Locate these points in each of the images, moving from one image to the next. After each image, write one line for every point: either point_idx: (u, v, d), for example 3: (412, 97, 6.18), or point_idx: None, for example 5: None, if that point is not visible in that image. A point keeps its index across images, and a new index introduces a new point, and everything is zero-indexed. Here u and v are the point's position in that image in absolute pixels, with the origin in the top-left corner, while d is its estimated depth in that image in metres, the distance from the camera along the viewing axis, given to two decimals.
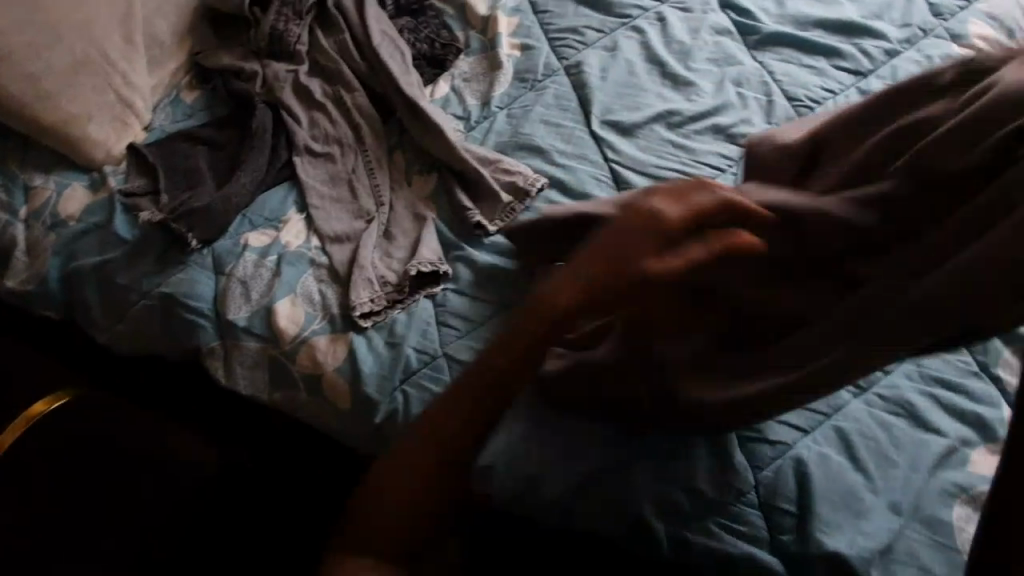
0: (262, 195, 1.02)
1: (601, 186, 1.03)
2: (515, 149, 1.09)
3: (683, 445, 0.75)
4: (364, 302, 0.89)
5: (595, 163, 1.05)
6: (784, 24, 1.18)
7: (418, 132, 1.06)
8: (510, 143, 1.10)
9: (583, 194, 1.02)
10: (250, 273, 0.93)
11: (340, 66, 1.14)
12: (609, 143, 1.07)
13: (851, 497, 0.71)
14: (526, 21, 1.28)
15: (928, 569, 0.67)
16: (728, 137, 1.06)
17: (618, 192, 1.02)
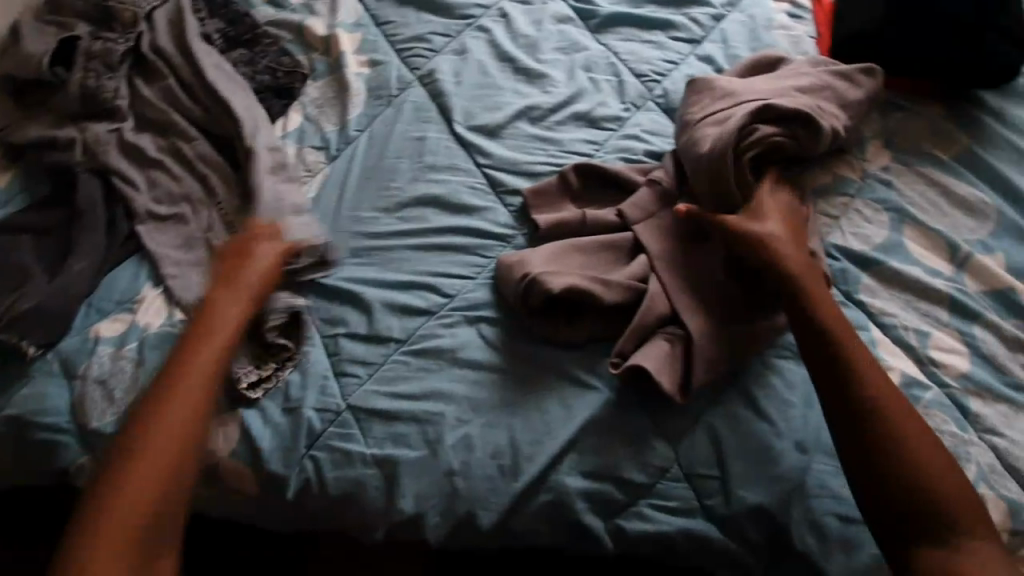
0: (105, 275, 0.92)
1: (478, 194, 1.01)
2: (384, 171, 1.05)
3: (602, 438, 0.78)
4: (248, 369, 0.84)
5: (468, 172, 1.04)
6: (619, 5, 1.22)
7: (280, 179, 1.01)
8: (377, 166, 1.06)
9: (461, 205, 1.00)
10: (108, 369, 0.84)
11: (172, 116, 1.04)
12: (477, 148, 1.06)
13: (762, 448, 0.76)
14: (369, 35, 1.24)
15: (840, 496, 0.73)
16: (591, 122, 1.09)
17: (497, 196, 1.01)
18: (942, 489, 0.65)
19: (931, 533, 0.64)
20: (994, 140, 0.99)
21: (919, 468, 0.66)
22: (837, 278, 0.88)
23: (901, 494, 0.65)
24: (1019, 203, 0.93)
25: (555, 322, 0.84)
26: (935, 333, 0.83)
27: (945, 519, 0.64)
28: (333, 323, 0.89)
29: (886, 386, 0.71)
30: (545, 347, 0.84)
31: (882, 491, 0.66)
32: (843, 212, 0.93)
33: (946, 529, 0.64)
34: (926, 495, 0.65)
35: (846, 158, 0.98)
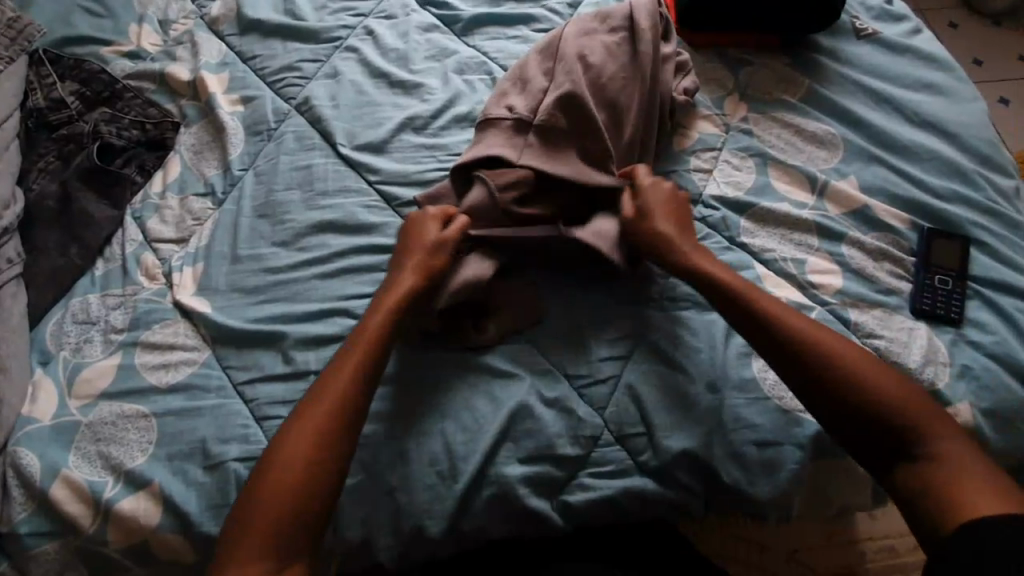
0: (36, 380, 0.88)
1: (373, 211, 1.01)
2: (277, 206, 1.03)
3: (532, 420, 0.80)
4: (141, 444, 0.83)
5: (361, 191, 1.04)
6: (480, 5, 1.25)
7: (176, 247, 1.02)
8: (268, 203, 1.03)
9: (358, 225, 0.99)
10: (13, 474, 0.82)
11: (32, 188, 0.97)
12: (366, 166, 1.06)
13: (678, 396, 0.81)
14: (237, 72, 1.21)
15: (755, 424, 0.79)
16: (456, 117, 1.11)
17: (393, 211, 1.02)
18: (909, 408, 0.70)
19: (901, 450, 0.69)
20: (833, 77, 1.09)
21: (893, 399, 0.71)
22: (719, 227, 0.94)
23: (894, 427, 0.70)
24: (862, 128, 1.03)
25: (467, 324, 0.86)
26: (811, 258, 0.91)
27: (918, 447, 0.68)
28: (245, 369, 0.88)
29: (908, 394, 0.71)
30: (465, 349, 0.85)
31: (852, 421, 0.71)
32: (714, 164, 1.00)
33: (916, 441, 0.69)
34: (892, 429, 0.70)
35: (710, 116, 1.05)
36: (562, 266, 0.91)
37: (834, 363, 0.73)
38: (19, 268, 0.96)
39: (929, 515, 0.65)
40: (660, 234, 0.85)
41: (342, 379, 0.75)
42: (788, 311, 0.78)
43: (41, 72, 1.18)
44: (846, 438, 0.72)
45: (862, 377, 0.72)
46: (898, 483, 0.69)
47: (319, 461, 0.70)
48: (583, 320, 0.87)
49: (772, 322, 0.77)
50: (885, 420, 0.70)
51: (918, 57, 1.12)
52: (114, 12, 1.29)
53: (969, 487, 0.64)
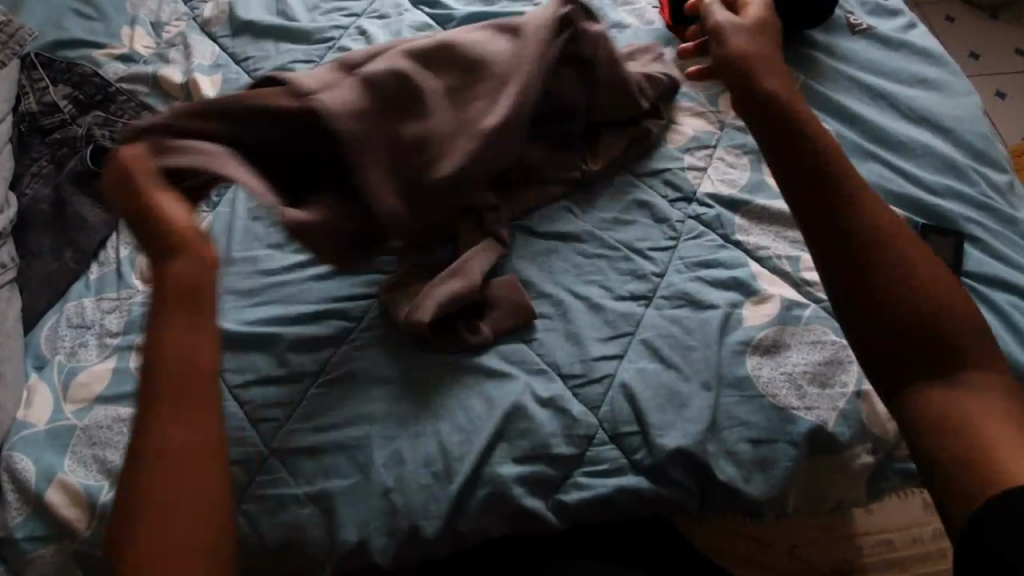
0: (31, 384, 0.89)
1: None
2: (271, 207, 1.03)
3: (525, 418, 0.80)
4: None
5: None
6: (473, 5, 1.25)
7: None
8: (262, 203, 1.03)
9: None
10: (9, 479, 0.82)
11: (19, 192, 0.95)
12: None
13: (672, 394, 0.81)
14: (230, 74, 1.20)
15: (749, 422, 0.79)
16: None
17: None
18: (963, 318, 0.64)
19: (934, 373, 0.62)
20: (827, 73, 1.09)
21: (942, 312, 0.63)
22: (713, 224, 0.94)
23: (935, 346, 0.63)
24: (855, 124, 1.03)
25: (461, 322, 0.86)
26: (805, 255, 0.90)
27: (949, 370, 0.62)
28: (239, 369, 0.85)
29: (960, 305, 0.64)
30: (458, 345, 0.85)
31: (901, 328, 0.63)
32: (708, 162, 1.00)
33: (958, 364, 0.62)
34: (942, 342, 0.62)
35: (703, 113, 1.05)
36: (556, 264, 0.91)
37: (898, 258, 0.64)
38: (13, 272, 0.96)
39: (949, 484, 0.58)
40: (753, 64, 0.76)
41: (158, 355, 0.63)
42: (876, 206, 0.67)
43: (34, 76, 1.18)
44: (889, 345, 0.63)
45: (926, 280, 0.64)
46: (909, 406, 0.62)
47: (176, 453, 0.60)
48: (577, 319, 0.87)
49: (836, 211, 0.67)
50: (936, 333, 0.63)
51: (912, 52, 1.12)
52: (107, 15, 1.29)
53: (1002, 447, 0.57)
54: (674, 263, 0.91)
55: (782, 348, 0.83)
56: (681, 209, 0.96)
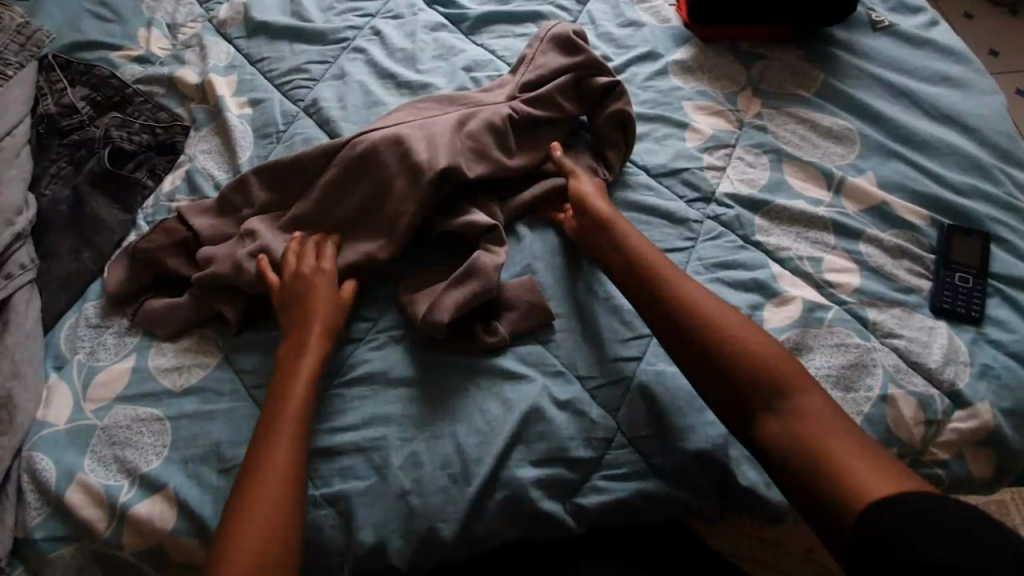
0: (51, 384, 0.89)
1: None
2: None
3: (543, 421, 0.80)
4: (155, 447, 0.84)
5: None
6: (487, 4, 1.24)
7: None
8: None
9: None
10: (29, 478, 0.82)
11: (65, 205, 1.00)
12: None
13: (693, 397, 0.80)
14: (245, 75, 1.21)
15: None
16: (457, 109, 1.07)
17: None
18: (770, 362, 0.71)
19: (774, 412, 0.68)
20: (847, 71, 1.07)
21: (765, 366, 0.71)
22: (733, 225, 0.93)
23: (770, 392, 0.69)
24: (877, 122, 1.01)
25: (474, 325, 0.85)
26: (827, 256, 0.89)
27: (789, 412, 0.68)
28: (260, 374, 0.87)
29: (768, 350, 0.72)
30: (469, 344, 0.84)
31: (722, 385, 0.72)
32: (727, 162, 0.99)
33: (780, 399, 0.69)
34: (764, 390, 0.70)
35: (721, 113, 1.04)
36: (574, 265, 0.90)
37: (697, 328, 0.75)
38: (32, 273, 0.96)
39: (825, 497, 0.61)
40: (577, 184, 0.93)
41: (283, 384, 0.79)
42: (678, 285, 0.79)
43: (52, 78, 1.19)
44: (727, 399, 0.72)
45: (728, 337, 0.73)
46: (769, 447, 0.67)
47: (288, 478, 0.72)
48: (595, 320, 0.86)
49: (654, 297, 0.79)
50: (746, 384, 0.70)
51: (935, 49, 1.09)
52: (124, 17, 1.29)
53: (843, 455, 0.62)
54: (694, 264, 0.90)
55: (804, 351, 0.82)
56: (700, 209, 0.95)
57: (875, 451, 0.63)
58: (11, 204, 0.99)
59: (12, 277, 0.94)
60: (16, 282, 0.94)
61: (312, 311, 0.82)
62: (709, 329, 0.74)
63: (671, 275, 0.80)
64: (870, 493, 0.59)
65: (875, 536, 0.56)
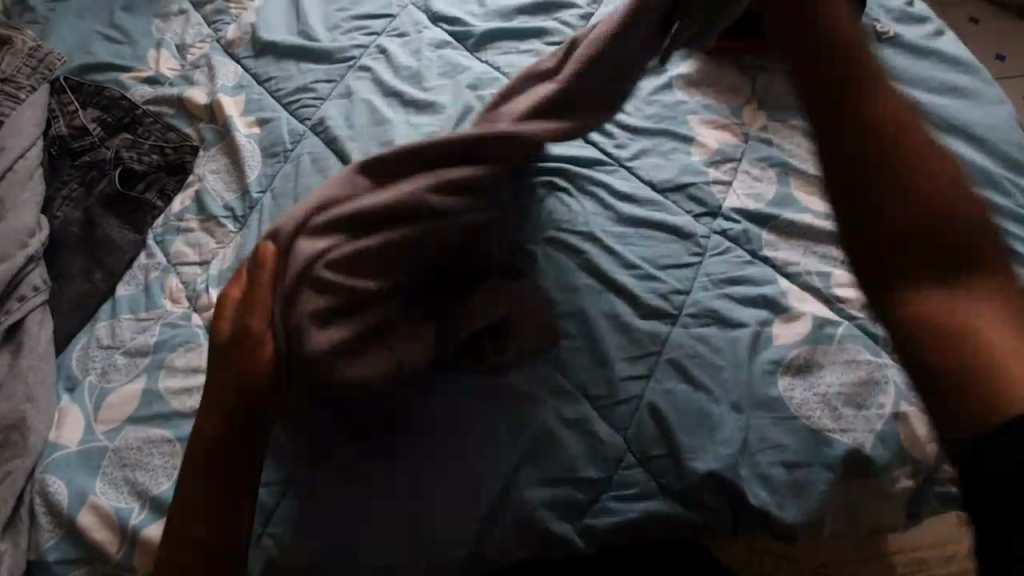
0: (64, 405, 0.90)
1: None
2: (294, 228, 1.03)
3: (552, 440, 0.80)
4: (167, 468, 0.84)
5: None
6: (492, 21, 1.25)
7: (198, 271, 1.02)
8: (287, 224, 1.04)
9: None
10: (42, 500, 0.83)
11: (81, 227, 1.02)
12: None
13: (702, 416, 0.79)
14: (253, 94, 1.22)
15: (781, 444, 0.77)
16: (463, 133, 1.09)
17: None
18: (952, 215, 0.59)
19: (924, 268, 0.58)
20: None
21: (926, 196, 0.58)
22: (740, 240, 0.93)
23: (925, 243, 0.58)
24: None
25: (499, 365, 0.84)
26: (836, 271, 0.89)
27: (949, 288, 0.56)
28: None
29: (960, 202, 0.59)
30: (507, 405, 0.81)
31: (887, 222, 0.59)
32: (733, 176, 0.99)
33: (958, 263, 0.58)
34: (939, 247, 0.58)
35: (727, 126, 1.04)
36: (580, 281, 0.91)
37: (891, 171, 0.59)
38: (45, 294, 0.98)
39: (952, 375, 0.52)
40: None
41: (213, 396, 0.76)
42: (896, 112, 0.62)
43: (64, 100, 1.20)
44: (887, 242, 0.58)
45: (917, 178, 0.59)
46: (901, 309, 0.57)
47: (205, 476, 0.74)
48: (603, 338, 0.86)
49: (864, 116, 0.61)
50: (927, 235, 0.58)
51: (941, 59, 1.09)
52: (135, 38, 1.31)
53: (990, 333, 0.53)
54: (701, 280, 0.90)
55: (814, 368, 0.82)
56: (707, 224, 0.95)
57: None
58: (24, 226, 1.01)
59: (25, 299, 0.95)
60: (29, 304, 0.95)
61: (246, 340, 0.77)
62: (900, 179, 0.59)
63: (892, 103, 0.62)
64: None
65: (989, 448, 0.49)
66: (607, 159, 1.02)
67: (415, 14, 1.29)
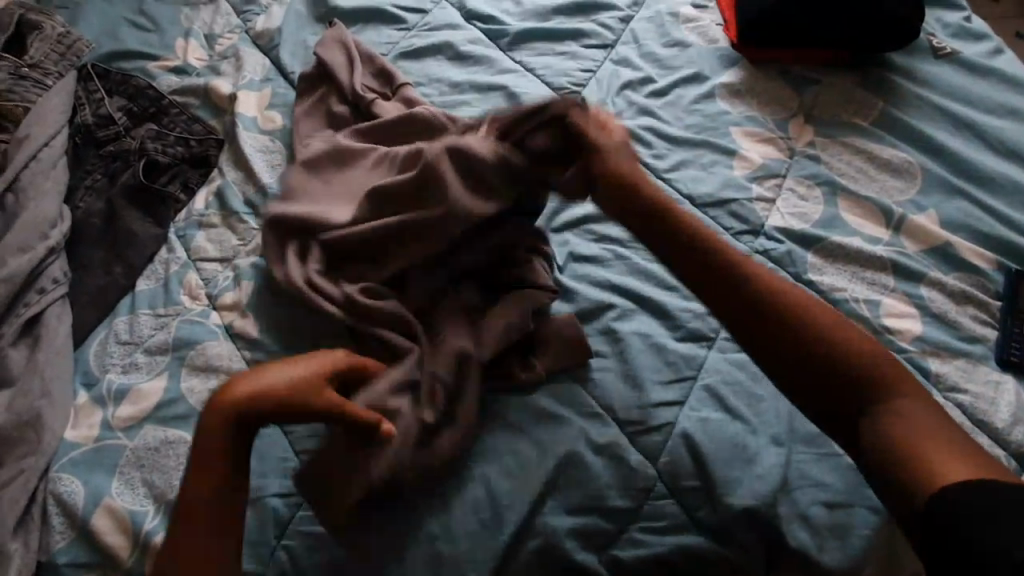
0: (80, 403, 0.88)
1: None
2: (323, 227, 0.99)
3: (580, 466, 0.76)
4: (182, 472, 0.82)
5: None
6: (527, 20, 1.18)
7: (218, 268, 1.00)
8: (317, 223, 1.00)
9: None
10: (53, 502, 0.81)
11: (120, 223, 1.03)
12: None
13: (738, 448, 0.76)
14: (279, 89, 1.19)
15: (823, 483, 0.74)
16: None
17: None
18: (855, 356, 0.64)
19: (863, 404, 0.62)
20: (907, 99, 1.01)
21: (830, 328, 0.65)
22: (784, 261, 0.88)
23: (837, 405, 0.63)
24: (940, 157, 0.95)
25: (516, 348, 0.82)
26: (886, 300, 0.84)
27: (905, 429, 0.59)
28: None
29: (874, 351, 0.64)
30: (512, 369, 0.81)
31: (823, 386, 0.63)
32: (778, 193, 0.94)
33: (869, 394, 0.62)
34: (857, 387, 0.62)
35: (772, 141, 0.99)
36: (613, 299, 0.87)
37: (808, 328, 0.65)
38: (64, 287, 0.96)
39: (895, 486, 0.57)
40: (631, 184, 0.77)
41: (220, 422, 0.66)
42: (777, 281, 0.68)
43: (90, 87, 1.18)
44: (822, 407, 0.63)
45: (816, 319, 0.65)
46: (873, 436, 0.60)
47: (229, 484, 0.66)
48: (636, 358, 0.82)
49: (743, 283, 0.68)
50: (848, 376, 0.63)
51: (1002, 79, 1.03)
52: (162, 27, 1.29)
53: (936, 450, 0.56)
54: None
55: None
56: (748, 242, 0.90)
57: (985, 462, 0.56)
58: (47, 216, 0.99)
59: (44, 292, 0.94)
60: (48, 297, 0.93)
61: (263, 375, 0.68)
62: (819, 320, 0.65)
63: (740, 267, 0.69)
64: (947, 478, 0.54)
65: (955, 521, 0.51)
66: (645, 169, 0.98)
67: (448, 10, 1.22)
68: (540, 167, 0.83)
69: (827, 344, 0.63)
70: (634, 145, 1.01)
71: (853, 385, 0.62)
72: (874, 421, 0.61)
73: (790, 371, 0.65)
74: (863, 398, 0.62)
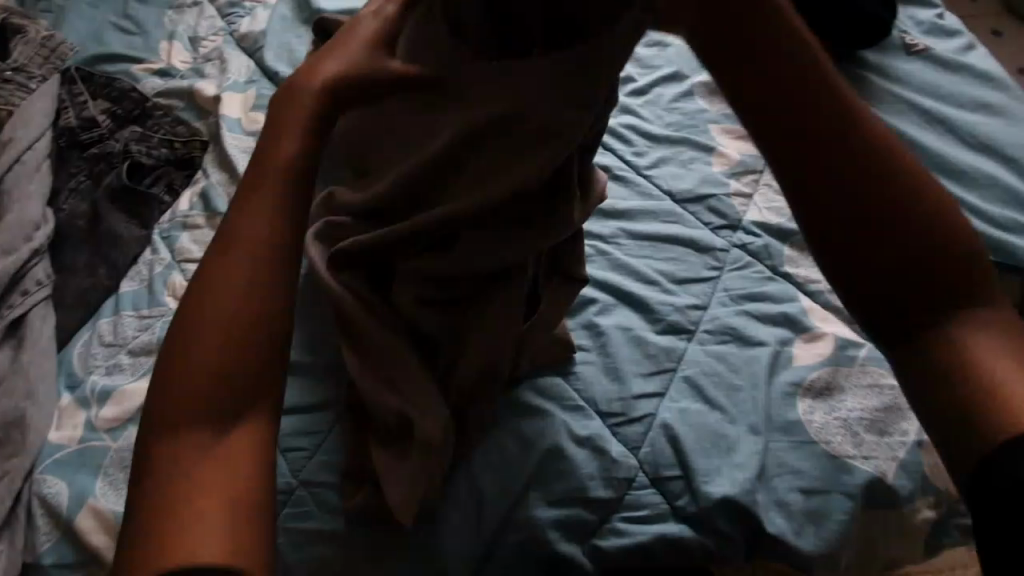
0: (64, 404, 0.88)
1: None
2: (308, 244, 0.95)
3: (563, 457, 0.77)
4: None
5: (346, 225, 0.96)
6: None
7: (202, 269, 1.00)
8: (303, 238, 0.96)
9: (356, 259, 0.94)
10: (37, 503, 0.81)
11: (103, 225, 1.03)
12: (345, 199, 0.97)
13: (718, 438, 0.77)
14: (263, 90, 1.20)
15: (800, 470, 0.75)
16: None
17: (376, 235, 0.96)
18: (944, 224, 0.45)
19: (942, 295, 0.44)
20: (879, 95, 1.04)
21: (943, 219, 0.45)
22: (760, 254, 0.90)
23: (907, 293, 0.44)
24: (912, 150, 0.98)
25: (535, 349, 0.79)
26: None
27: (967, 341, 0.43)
28: None
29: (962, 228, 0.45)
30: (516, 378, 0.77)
31: (885, 263, 0.44)
32: (755, 188, 0.96)
33: (950, 292, 0.44)
34: (940, 277, 0.44)
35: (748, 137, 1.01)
36: (595, 294, 0.88)
37: (903, 190, 0.45)
38: (48, 290, 0.96)
39: (949, 417, 0.42)
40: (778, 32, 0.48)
41: (209, 295, 0.45)
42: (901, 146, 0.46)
43: (73, 91, 1.18)
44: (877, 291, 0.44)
45: (918, 180, 0.46)
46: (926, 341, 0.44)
47: (226, 372, 0.44)
48: (618, 351, 0.83)
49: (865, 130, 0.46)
50: (930, 255, 0.44)
51: (971, 75, 1.06)
52: (146, 30, 1.30)
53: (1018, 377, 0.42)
54: (720, 294, 0.87)
55: (835, 391, 0.79)
56: (726, 237, 0.92)
57: None
58: (30, 219, 0.99)
59: (28, 294, 0.94)
60: (32, 299, 0.93)
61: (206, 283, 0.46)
62: (919, 188, 0.45)
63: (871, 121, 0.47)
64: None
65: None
66: (624, 166, 0.99)
67: None
68: (570, 94, 0.61)
69: (935, 217, 0.44)
70: (615, 143, 1.03)
71: (948, 294, 0.44)
72: (947, 339, 0.43)
73: (870, 270, 0.44)
74: (942, 311, 0.44)
